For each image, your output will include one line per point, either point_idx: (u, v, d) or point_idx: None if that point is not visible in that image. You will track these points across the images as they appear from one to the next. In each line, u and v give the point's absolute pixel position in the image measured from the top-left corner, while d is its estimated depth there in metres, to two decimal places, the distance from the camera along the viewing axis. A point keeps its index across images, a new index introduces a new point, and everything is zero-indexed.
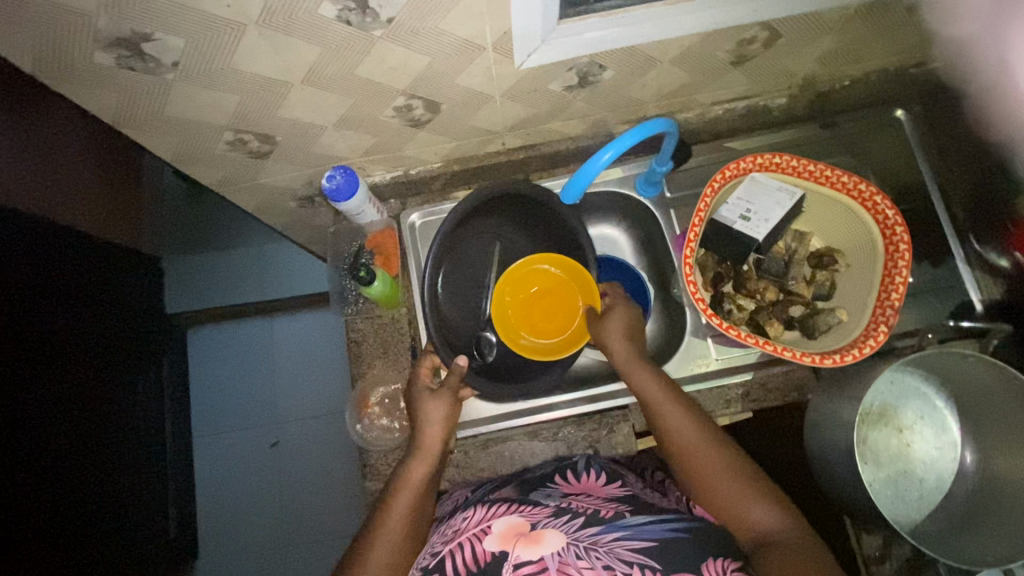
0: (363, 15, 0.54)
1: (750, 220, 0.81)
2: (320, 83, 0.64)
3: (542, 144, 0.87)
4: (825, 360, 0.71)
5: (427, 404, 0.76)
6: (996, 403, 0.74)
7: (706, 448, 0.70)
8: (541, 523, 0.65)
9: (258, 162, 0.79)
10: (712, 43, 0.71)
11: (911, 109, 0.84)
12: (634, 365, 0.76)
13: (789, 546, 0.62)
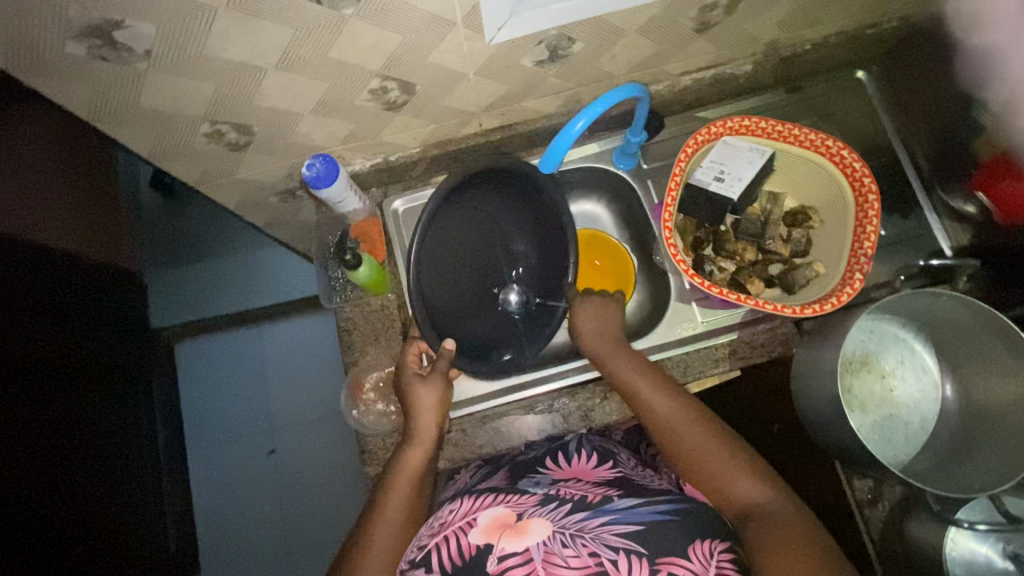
0: None
1: (724, 182, 0.77)
2: (292, 69, 0.59)
3: (519, 124, 0.84)
4: (811, 309, 0.69)
5: (418, 389, 0.72)
6: (975, 335, 0.71)
7: (691, 426, 0.67)
8: (527, 512, 0.59)
9: (235, 154, 0.71)
10: (678, 10, 0.69)
11: (870, 70, 0.91)
12: (611, 352, 0.75)
13: (775, 516, 0.58)
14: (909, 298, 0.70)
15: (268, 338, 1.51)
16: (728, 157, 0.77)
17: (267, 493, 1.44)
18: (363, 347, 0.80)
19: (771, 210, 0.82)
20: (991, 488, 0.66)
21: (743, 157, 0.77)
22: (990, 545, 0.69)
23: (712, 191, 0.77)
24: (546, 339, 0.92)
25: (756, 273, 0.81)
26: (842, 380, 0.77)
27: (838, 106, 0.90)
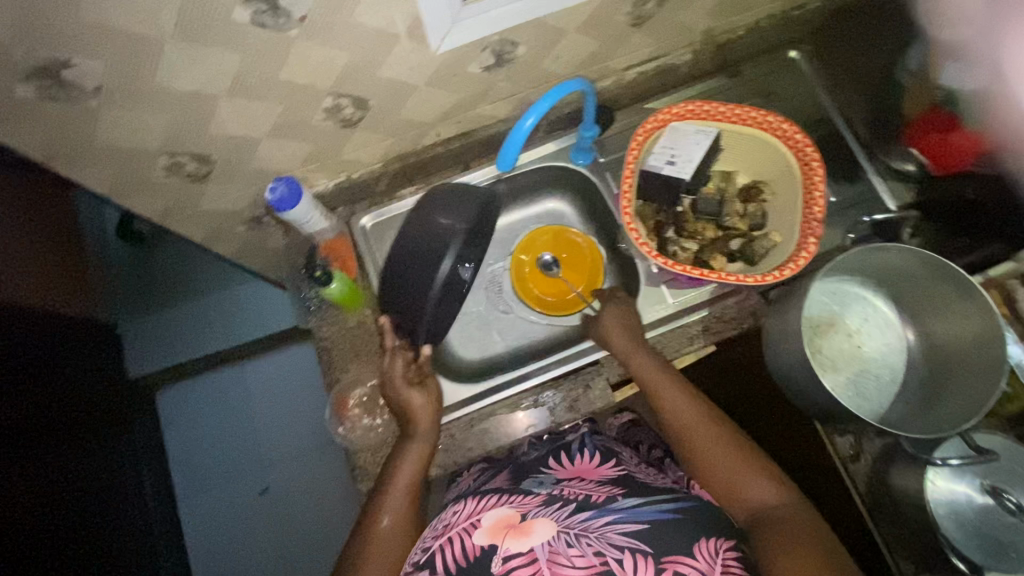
0: (276, 16, 0.52)
1: (676, 163, 0.79)
2: (244, 94, 0.60)
3: (476, 130, 0.86)
4: (771, 275, 0.73)
5: (411, 394, 0.73)
6: (927, 286, 0.75)
7: (705, 429, 0.68)
8: (531, 513, 0.59)
9: (198, 186, 0.72)
10: (612, 6, 0.73)
11: (803, 49, 0.94)
12: (632, 350, 0.76)
13: (788, 521, 0.59)
14: (861, 255, 0.74)
15: (250, 374, 1.46)
16: (677, 141, 0.81)
17: (265, 534, 1.39)
18: (344, 364, 0.80)
19: (725, 189, 0.86)
20: (960, 424, 0.68)
21: (692, 140, 0.80)
22: (966, 482, 0.70)
23: (666, 174, 0.79)
24: (526, 337, 0.93)
25: (718, 250, 0.84)
26: (810, 343, 0.80)
27: (778, 84, 0.94)
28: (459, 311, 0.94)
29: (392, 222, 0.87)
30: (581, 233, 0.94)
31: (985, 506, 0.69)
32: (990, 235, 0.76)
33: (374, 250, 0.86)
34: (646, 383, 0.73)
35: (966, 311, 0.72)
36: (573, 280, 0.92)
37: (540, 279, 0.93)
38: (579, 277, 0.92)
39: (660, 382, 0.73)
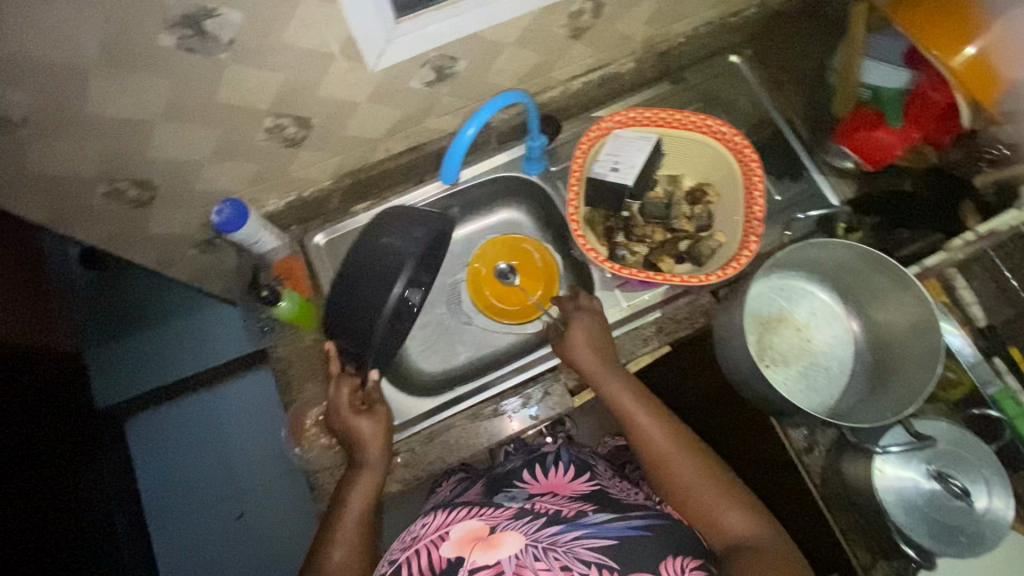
0: (204, 40, 0.54)
1: (621, 170, 0.81)
2: (180, 117, 0.61)
3: (426, 145, 0.87)
4: (714, 274, 0.75)
5: (361, 422, 0.72)
6: (868, 281, 0.77)
7: (680, 458, 0.69)
8: (501, 526, 0.60)
9: (142, 212, 0.71)
10: (547, 20, 0.75)
11: (744, 54, 0.96)
12: (602, 372, 0.75)
13: (764, 549, 0.61)
14: (801, 249, 0.76)
15: (227, 400, 1.40)
16: (622, 147, 0.83)
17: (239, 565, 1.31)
18: (301, 384, 0.80)
19: (672, 192, 0.88)
20: (901, 410, 0.70)
21: (634, 146, 0.83)
22: (911, 467, 0.69)
23: (611, 180, 0.81)
24: (487, 346, 0.94)
25: (666, 252, 0.85)
26: (757, 339, 0.81)
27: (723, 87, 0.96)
28: (420, 324, 0.94)
29: (345, 240, 0.87)
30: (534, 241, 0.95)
31: (933, 493, 0.68)
32: (923, 227, 0.79)
33: (329, 267, 0.86)
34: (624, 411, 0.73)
35: (900, 302, 0.74)
36: (529, 287, 0.93)
37: (496, 288, 0.94)
38: (535, 284, 0.93)
39: (636, 410, 0.73)
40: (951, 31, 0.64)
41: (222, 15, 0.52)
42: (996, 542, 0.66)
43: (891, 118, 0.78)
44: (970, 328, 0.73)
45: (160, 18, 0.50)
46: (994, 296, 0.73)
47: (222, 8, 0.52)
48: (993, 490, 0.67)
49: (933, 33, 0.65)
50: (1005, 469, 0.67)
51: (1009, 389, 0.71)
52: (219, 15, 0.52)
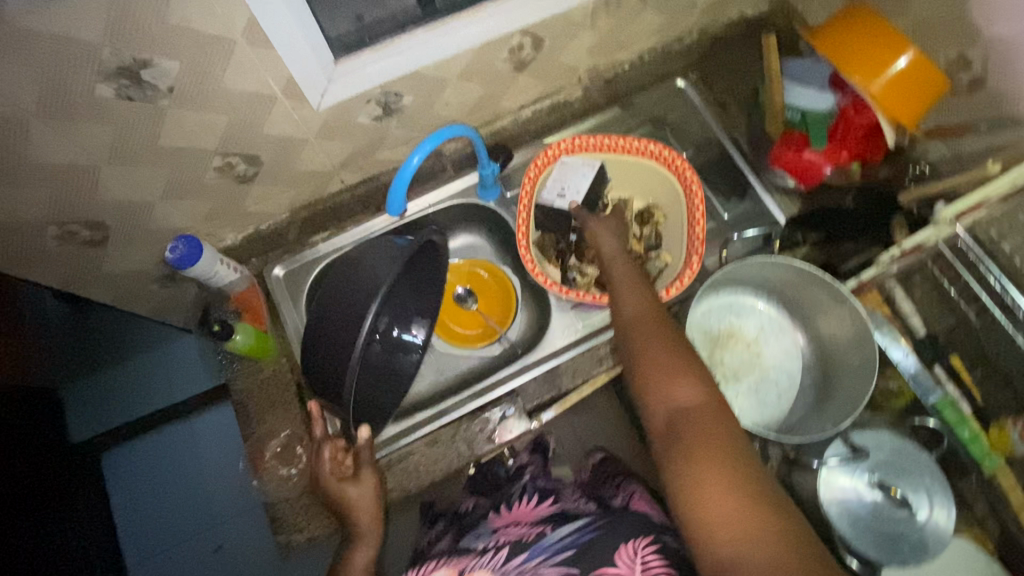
0: (141, 88, 0.57)
1: (564, 196, 0.88)
2: (125, 161, 0.64)
3: (381, 175, 0.92)
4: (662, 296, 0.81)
5: (347, 489, 0.73)
6: (812, 295, 0.81)
7: (653, 329, 0.64)
8: (468, 567, 0.62)
9: (96, 252, 0.75)
10: (488, 54, 0.78)
11: (690, 77, 1.02)
12: (616, 258, 0.76)
13: (702, 424, 0.53)
14: (735, 268, 0.82)
15: (203, 431, 1.10)
16: (565, 174, 0.90)
17: None
18: (261, 417, 0.84)
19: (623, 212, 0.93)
20: (839, 423, 0.73)
21: (579, 172, 0.89)
22: (855, 476, 0.75)
23: (557, 206, 0.88)
24: (449, 370, 0.93)
25: None
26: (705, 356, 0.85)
27: (669, 111, 1.01)
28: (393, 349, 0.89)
29: (303, 270, 0.91)
30: (483, 262, 0.98)
31: (876, 502, 0.74)
32: (862, 240, 0.85)
33: (285, 300, 0.89)
34: (617, 285, 0.72)
35: (838, 315, 0.79)
36: (485, 309, 0.96)
37: (452, 314, 0.95)
38: (490, 306, 0.96)
39: (626, 285, 0.72)
40: (869, 55, 0.74)
41: (158, 64, 0.55)
42: (937, 551, 0.71)
43: (816, 139, 0.88)
44: (911, 338, 0.81)
45: (95, 70, 0.53)
46: (930, 303, 0.81)
47: (157, 58, 0.55)
48: (934, 498, 0.72)
49: (858, 61, 0.75)
50: (944, 477, 0.73)
51: (949, 397, 0.77)
52: (155, 65, 0.55)
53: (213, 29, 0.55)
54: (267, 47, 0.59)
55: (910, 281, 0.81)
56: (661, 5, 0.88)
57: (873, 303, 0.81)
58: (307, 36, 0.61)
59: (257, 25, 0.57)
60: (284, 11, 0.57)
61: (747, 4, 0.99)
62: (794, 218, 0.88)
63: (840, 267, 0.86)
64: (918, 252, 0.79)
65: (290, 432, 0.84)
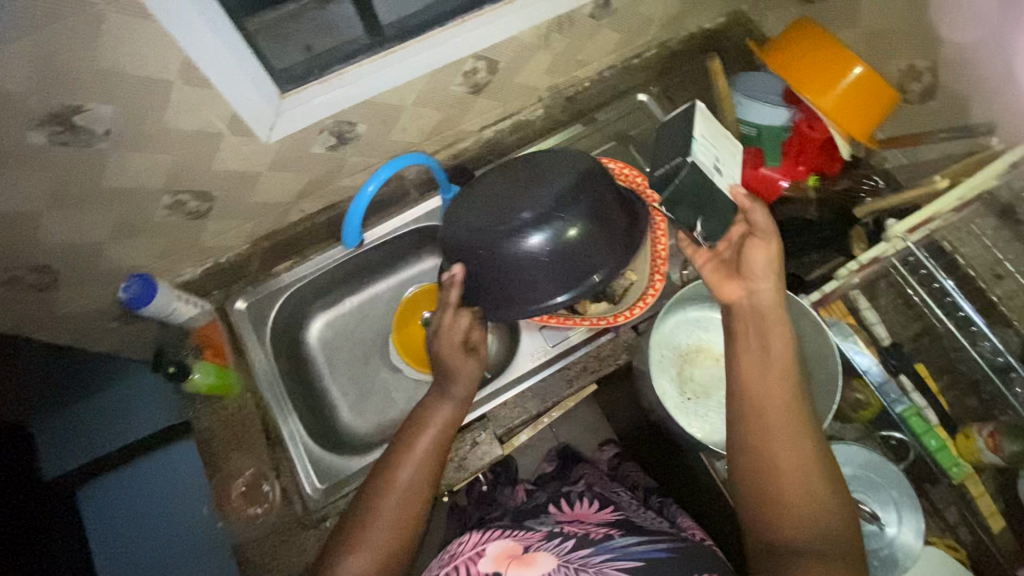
0: (76, 134, 0.57)
1: (722, 174, 0.72)
2: (66, 206, 0.64)
3: (341, 202, 0.92)
4: (622, 317, 0.83)
5: (456, 359, 0.72)
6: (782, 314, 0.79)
7: (785, 416, 0.55)
8: (533, 547, 0.58)
9: (45, 296, 0.73)
10: (443, 79, 0.77)
11: (652, 91, 1.03)
12: (760, 310, 0.61)
13: (800, 539, 0.50)
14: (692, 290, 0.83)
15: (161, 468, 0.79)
16: (716, 139, 0.74)
17: None
18: (225, 455, 0.82)
19: None
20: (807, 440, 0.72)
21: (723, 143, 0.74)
22: None
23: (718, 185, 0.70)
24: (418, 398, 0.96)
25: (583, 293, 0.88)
26: (673, 372, 0.84)
27: (631, 126, 1.01)
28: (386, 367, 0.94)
29: (268, 300, 0.92)
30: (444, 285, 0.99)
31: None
32: (827, 251, 0.86)
33: (249, 333, 0.91)
34: (768, 348, 0.59)
35: (806, 330, 0.77)
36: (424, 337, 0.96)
37: (417, 340, 0.96)
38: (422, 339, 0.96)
39: (773, 358, 0.58)
40: (819, 71, 0.76)
41: (92, 110, 0.56)
42: (907, 567, 0.70)
43: (771, 157, 0.87)
44: (876, 346, 0.83)
45: (26, 120, 0.53)
46: (896, 311, 0.83)
47: (90, 105, 0.55)
48: (904, 516, 0.72)
49: (806, 78, 0.77)
50: (912, 491, 0.72)
51: (915, 408, 0.77)
52: (88, 111, 0.55)
53: (147, 72, 0.55)
54: (207, 87, 0.59)
55: (875, 289, 0.83)
56: (617, 24, 0.88)
57: (838, 313, 0.83)
58: (249, 76, 0.62)
59: (193, 67, 0.57)
60: (223, 54, 0.58)
61: (704, 17, 0.99)
62: None
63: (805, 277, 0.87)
64: (875, 266, 0.78)
65: (255, 470, 0.82)
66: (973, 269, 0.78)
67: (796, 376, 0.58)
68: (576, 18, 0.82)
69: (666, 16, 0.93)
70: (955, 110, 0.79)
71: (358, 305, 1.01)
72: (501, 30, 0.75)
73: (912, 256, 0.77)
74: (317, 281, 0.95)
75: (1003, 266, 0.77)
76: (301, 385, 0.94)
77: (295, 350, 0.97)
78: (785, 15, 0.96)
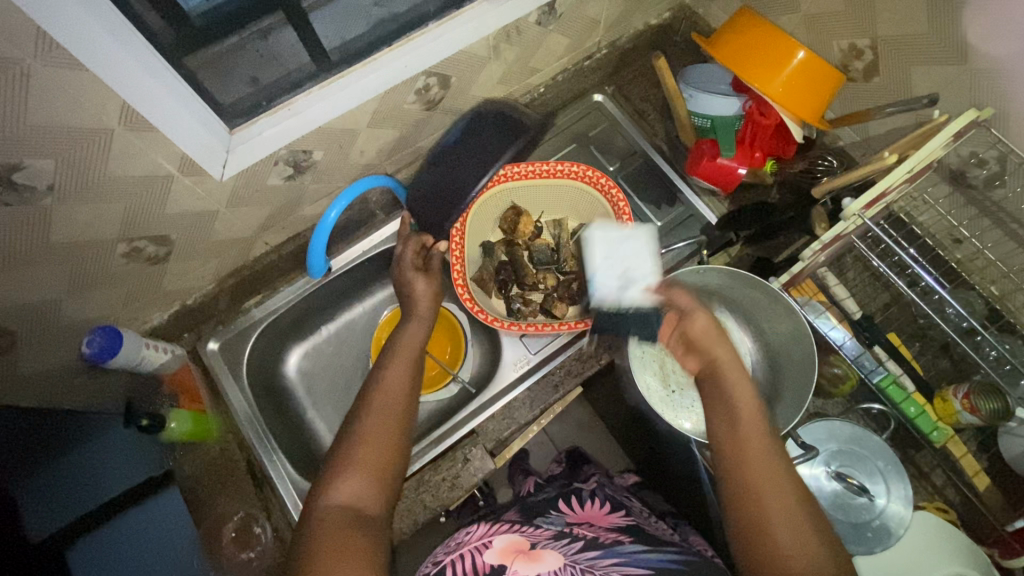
0: (16, 191, 0.56)
1: (633, 286, 0.74)
2: (14, 266, 0.62)
3: (306, 230, 0.91)
4: (565, 329, 0.80)
5: (417, 278, 0.79)
6: (754, 299, 0.81)
7: (767, 458, 0.56)
8: (541, 544, 0.58)
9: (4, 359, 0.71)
10: (395, 99, 0.77)
11: (606, 91, 1.05)
12: (720, 373, 0.63)
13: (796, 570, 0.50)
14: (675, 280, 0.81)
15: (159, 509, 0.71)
16: (618, 253, 0.77)
17: None
18: (212, 500, 0.81)
19: (558, 236, 0.90)
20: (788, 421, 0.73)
21: (625, 243, 0.78)
22: (814, 464, 0.76)
23: (629, 302, 0.74)
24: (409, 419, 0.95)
25: (559, 297, 0.88)
26: (658, 365, 0.85)
27: (589, 128, 1.02)
28: None
29: (239, 339, 0.91)
30: None
31: (835, 491, 0.75)
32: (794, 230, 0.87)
33: (224, 373, 0.89)
34: (732, 404, 0.61)
35: (773, 313, 0.80)
36: None
37: None
38: None
39: (743, 413, 0.60)
40: (761, 59, 0.78)
41: (31, 165, 0.55)
42: (900, 535, 0.71)
43: (726, 147, 0.88)
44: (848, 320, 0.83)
45: None
46: (863, 284, 0.87)
47: (27, 160, 0.54)
48: (891, 485, 0.73)
49: (750, 68, 0.78)
50: (897, 461, 0.74)
51: (892, 376, 0.79)
52: (26, 167, 0.54)
53: (85, 121, 0.54)
54: (150, 130, 0.58)
55: (842, 264, 0.86)
56: (564, 28, 0.89)
57: (809, 292, 0.84)
58: (194, 115, 0.61)
59: (134, 112, 0.56)
60: (162, 96, 0.57)
61: (650, 14, 1.01)
62: (722, 218, 0.91)
63: (773, 259, 0.89)
64: (838, 242, 0.77)
65: (244, 513, 0.81)
66: (931, 239, 0.82)
67: (768, 427, 0.60)
68: (524, 27, 0.82)
69: (611, 17, 0.94)
70: (899, 84, 0.81)
71: (335, 332, 1.01)
72: (448, 45, 0.75)
73: (882, 220, 0.78)
74: (289, 313, 0.94)
75: (960, 231, 0.80)
76: (283, 421, 0.92)
77: (273, 385, 0.95)
78: (727, 6, 0.98)
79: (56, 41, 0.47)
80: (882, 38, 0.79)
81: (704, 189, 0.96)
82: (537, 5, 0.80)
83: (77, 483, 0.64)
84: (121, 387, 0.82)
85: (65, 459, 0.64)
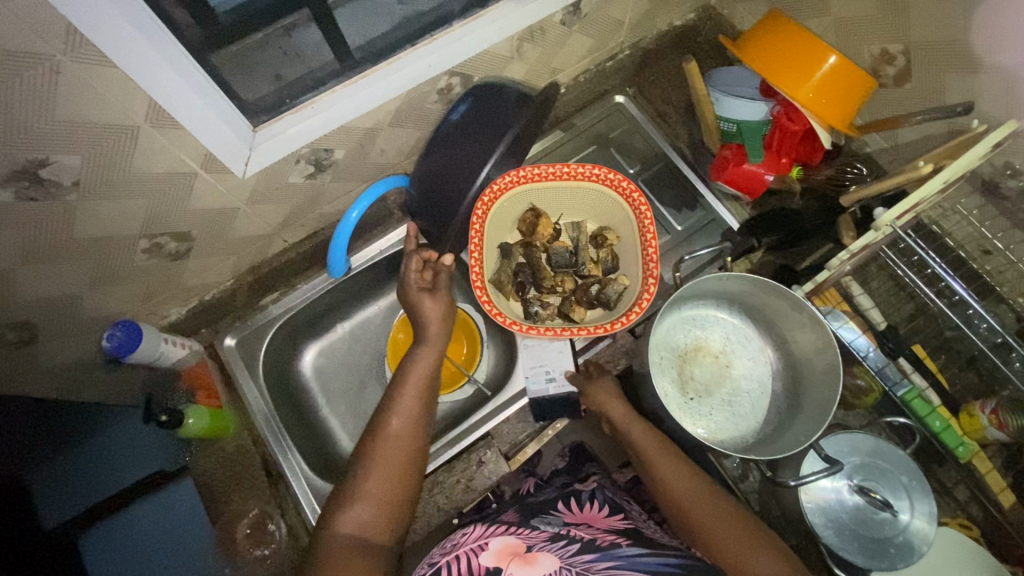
0: (42, 187, 0.56)
1: (556, 379, 0.85)
2: (37, 261, 0.63)
3: (323, 228, 0.91)
4: (585, 331, 0.78)
5: (424, 300, 0.77)
6: (778, 311, 0.80)
7: (703, 500, 0.65)
8: (537, 546, 0.58)
9: (26, 352, 0.71)
10: (417, 99, 0.76)
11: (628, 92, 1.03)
12: (634, 438, 0.73)
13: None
14: (695, 287, 0.79)
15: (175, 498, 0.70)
16: (543, 356, 0.87)
17: None
18: (227, 499, 0.84)
19: (576, 239, 0.90)
20: (812, 434, 0.71)
21: (551, 347, 0.87)
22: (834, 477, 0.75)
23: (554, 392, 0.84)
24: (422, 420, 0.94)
25: (577, 300, 0.88)
26: (676, 372, 0.84)
27: (611, 129, 1.01)
28: None
29: (255, 335, 0.91)
30: None
31: (858, 505, 0.73)
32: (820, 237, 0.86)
33: (240, 370, 0.89)
34: (653, 464, 0.70)
35: (797, 323, 0.78)
36: None
37: None
38: None
39: (665, 464, 0.69)
40: (792, 65, 0.76)
41: (57, 162, 0.55)
42: (924, 552, 0.70)
43: (753, 153, 0.86)
44: (873, 331, 0.82)
45: None
46: (889, 294, 0.85)
47: (54, 157, 0.54)
48: (915, 502, 0.72)
49: (780, 73, 0.77)
50: (922, 475, 0.72)
51: (916, 389, 0.77)
52: (53, 163, 0.54)
53: (111, 118, 0.54)
54: (175, 128, 0.58)
55: (867, 274, 0.85)
56: (588, 29, 0.88)
57: (832, 301, 0.82)
58: (220, 114, 0.61)
59: (161, 109, 0.56)
60: (189, 94, 0.56)
61: (674, 15, 1.00)
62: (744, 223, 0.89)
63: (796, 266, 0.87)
64: (865, 252, 0.75)
65: (259, 510, 0.83)
66: (964, 251, 0.79)
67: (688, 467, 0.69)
68: (548, 27, 0.81)
69: (636, 17, 0.93)
70: (932, 91, 0.79)
71: (351, 330, 1.00)
72: (472, 45, 0.74)
73: (911, 231, 0.76)
74: (305, 311, 0.93)
75: (992, 242, 0.78)
76: (298, 418, 0.92)
77: (288, 383, 0.95)
78: (754, 8, 0.96)
79: (84, 37, 0.47)
80: (916, 43, 0.77)
81: (726, 194, 0.94)
82: (562, 6, 0.79)
83: (98, 478, 0.64)
84: (139, 381, 0.82)
85: (84, 448, 0.64)
